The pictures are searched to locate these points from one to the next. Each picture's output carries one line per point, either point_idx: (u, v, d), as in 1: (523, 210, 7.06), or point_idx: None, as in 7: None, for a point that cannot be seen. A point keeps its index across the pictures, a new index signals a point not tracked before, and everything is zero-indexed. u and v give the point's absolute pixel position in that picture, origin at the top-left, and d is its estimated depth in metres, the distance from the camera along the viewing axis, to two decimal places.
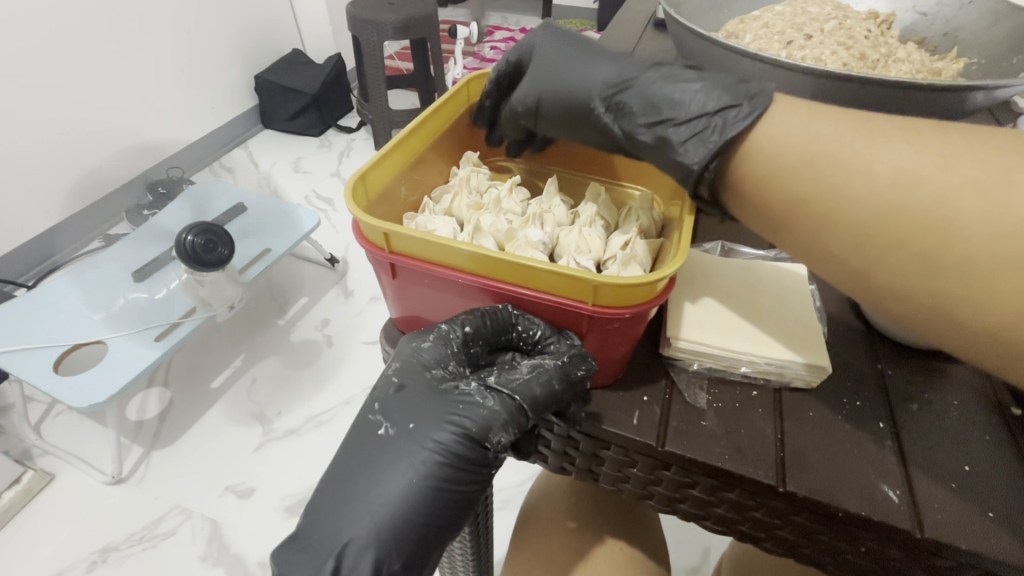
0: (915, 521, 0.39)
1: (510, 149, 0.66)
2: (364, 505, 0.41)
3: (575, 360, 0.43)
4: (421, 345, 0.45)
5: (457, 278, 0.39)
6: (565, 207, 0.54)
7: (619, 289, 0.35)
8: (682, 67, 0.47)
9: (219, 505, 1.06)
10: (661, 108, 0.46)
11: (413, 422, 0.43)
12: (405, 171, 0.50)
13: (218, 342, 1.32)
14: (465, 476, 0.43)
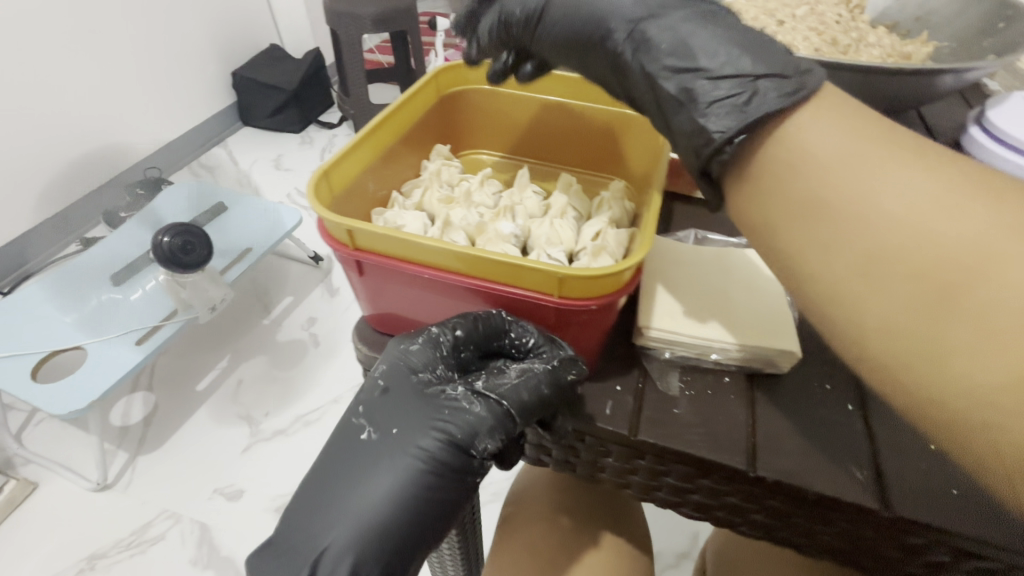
0: (883, 501, 0.39)
1: (483, 141, 0.64)
2: (344, 510, 0.40)
3: (566, 364, 0.43)
4: (410, 348, 0.44)
5: (424, 274, 0.39)
6: (537, 198, 0.53)
7: (583, 280, 0.35)
8: (724, 19, 0.42)
9: (207, 509, 1.05)
10: (699, 57, 0.40)
11: (397, 427, 0.41)
12: (372, 165, 0.49)
13: (202, 345, 1.30)
14: (448, 485, 0.41)
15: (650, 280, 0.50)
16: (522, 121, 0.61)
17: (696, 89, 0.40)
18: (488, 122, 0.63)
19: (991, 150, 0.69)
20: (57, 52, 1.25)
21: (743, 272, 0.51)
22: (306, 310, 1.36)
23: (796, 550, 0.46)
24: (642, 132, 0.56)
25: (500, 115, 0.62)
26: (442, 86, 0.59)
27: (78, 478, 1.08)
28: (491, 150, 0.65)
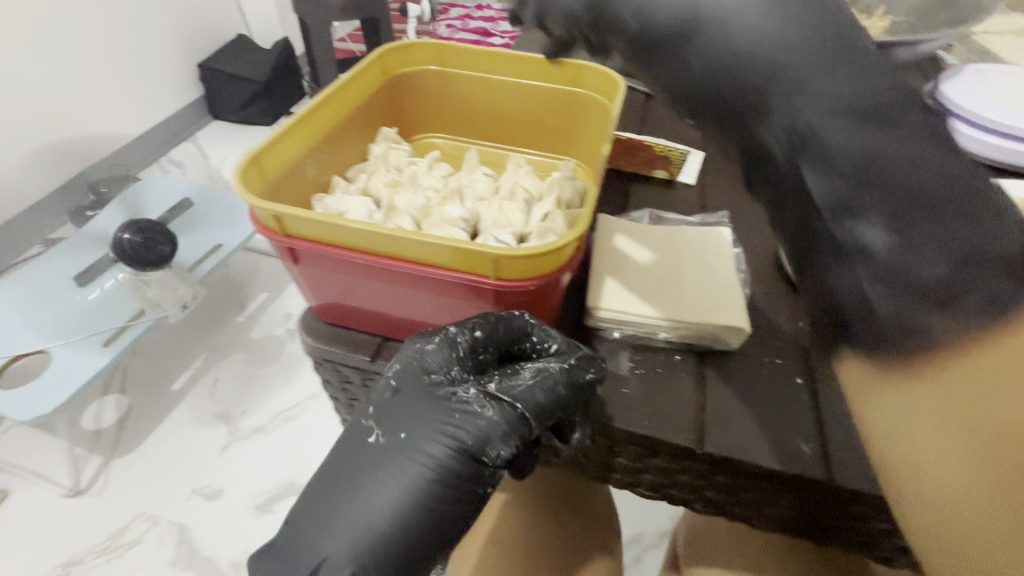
0: (827, 471, 0.40)
1: (435, 124, 0.63)
2: (347, 519, 0.38)
3: (582, 364, 0.42)
4: (423, 348, 0.42)
5: (357, 259, 0.38)
6: (487, 180, 0.52)
7: (518, 260, 0.34)
8: (925, 113, 0.28)
9: (186, 509, 1.03)
10: (893, 194, 0.28)
11: (404, 431, 0.40)
12: (309, 149, 0.47)
13: (173, 344, 1.27)
14: (458, 494, 0.39)
15: (602, 260, 0.49)
16: (471, 103, 0.60)
17: (867, 239, 0.29)
18: (438, 105, 0.61)
19: (952, 124, 0.69)
20: (7, 46, 1.18)
21: (696, 251, 0.51)
22: (281, 305, 1.34)
23: (749, 523, 0.47)
24: (593, 109, 0.56)
25: (450, 97, 0.60)
26: (387, 68, 0.57)
27: (51, 486, 1.05)
28: (443, 133, 0.63)
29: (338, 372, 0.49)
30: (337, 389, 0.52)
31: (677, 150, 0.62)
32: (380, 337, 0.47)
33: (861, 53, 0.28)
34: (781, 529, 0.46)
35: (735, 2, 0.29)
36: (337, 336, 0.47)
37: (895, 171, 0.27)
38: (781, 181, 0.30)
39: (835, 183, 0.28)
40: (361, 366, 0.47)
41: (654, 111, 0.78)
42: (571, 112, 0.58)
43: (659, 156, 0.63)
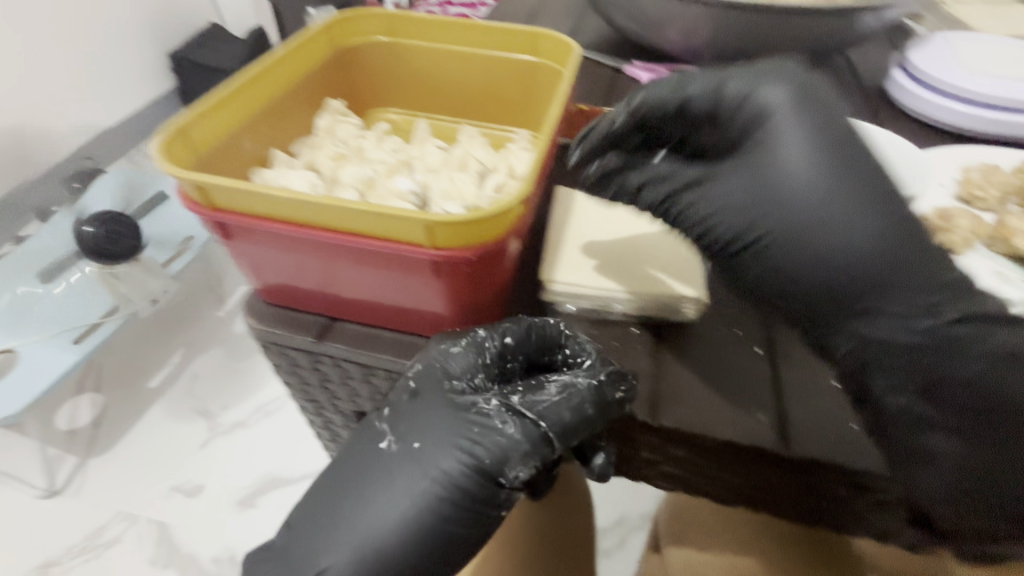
0: (783, 442, 0.39)
1: (392, 98, 0.60)
2: (354, 522, 0.39)
3: (611, 381, 0.39)
4: (448, 352, 0.41)
5: (283, 231, 0.36)
6: (439, 153, 0.50)
7: (453, 226, 0.32)
8: (976, 331, 0.35)
9: (166, 506, 1.00)
10: (954, 388, 0.35)
11: (418, 440, 0.39)
12: (245, 121, 0.45)
13: (148, 337, 1.21)
14: (470, 513, 0.39)
15: (559, 234, 0.48)
16: (427, 75, 0.57)
17: (936, 442, 0.37)
18: (392, 77, 0.58)
19: (922, 95, 0.66)
20: None
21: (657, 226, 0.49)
22: None
23: (715, 499, 0.47)
24: (552, 78, 0.53)
25: (404, 69, 0.57)
26: (336, 37, 0.55)
27: (25, 487, 1.02)
28: (400, 108, 0.60)
29: (285, 355, 0.47)
30: (289, 373, 0.50)
31: None
32: (326, 318, 0.45)
33: (916, 237, 0.35)
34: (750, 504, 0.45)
35: (833, 245, 0.36)
36: (280, 317, 0.45)
37: (973, 355, 0.35)
38: (848, 371, 0.39)
39: (894, 377, 0.37)
40: (306, 347, 0.45)
41: (623, 81, 0.74)
42: (531, 82, 0.55)
43: None
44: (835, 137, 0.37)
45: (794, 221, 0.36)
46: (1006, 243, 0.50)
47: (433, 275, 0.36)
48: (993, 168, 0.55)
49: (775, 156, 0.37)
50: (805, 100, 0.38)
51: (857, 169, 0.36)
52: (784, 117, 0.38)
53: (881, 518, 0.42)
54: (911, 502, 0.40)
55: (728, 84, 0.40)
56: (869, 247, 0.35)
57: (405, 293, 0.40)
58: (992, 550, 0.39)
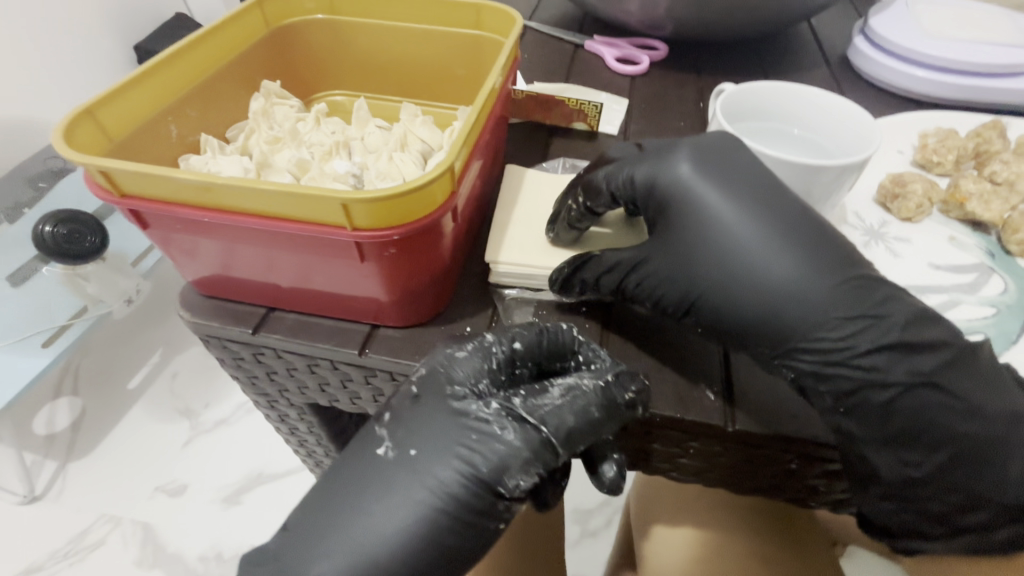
0: (728, 418, 0.38)
1: (337, 78, 0.58)
2: (348, 536, 0.35)
3: (620, 382, 0.37)
4: (454, 357, 0.39)
5: (198, 218, 0.34)
6: (380, 132, 0.48)
7: (371, 205, 0.31)
8: (912, 356, 0.35)
9: (150, 508, 0.97)
10: (871, 412, 0.35)
11: (416, 448, 0.37)
12: (166, 106, 0.43)
13: (127, 335, 1.17)
14: (469, 526, 0.36)
15: (506, 213, 0.46)
16: (369, 54, 0.56)
17: (881, 467, 0.36)
18: (335, 56, 0.56)
19: (881, 62, 0.64)
20: None
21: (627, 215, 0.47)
22: None
23: (667, 475, 0.46)
24: (494, 52, 0.52)
25: (345, 48, 0.56)
26: (270, 17, 0.52)
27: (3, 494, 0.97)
28: (345, 89, 0.59)
29: (227, 349, 0.46)
30: (234, 367, 0.48)
31: (591, 103, 0.57)
32: (266, 307, 0.44)
33: (842, 272, 0.36)
34: (702, 480, 0.45)
35: (774, 280, 0.36)
36: (218, 309, 0.44)
37: (889, 385, 0.35)
38: (804, 409, 0.38)
39: (826, 400, 0.36)
40: (245, 339, 0.43)
41: (583, 56, 0.72)
42: (476, 57, 0.53)
43: (574, 110, 0.58)
44: (745, 190, 0.38)
45: (727, 280, 0.37)
46: (960, 208, 0.49)
47: (356, 257, 0.35)
48: (950, 132, 0.54)
49: (699, 221, 0.38)
50: (709, 165, 0.39)
51: (769, 210, 0.37)
52: (695, 185, 0.39)
53: (828, 489, 0.41)
54: (853, 486, 0.39)
55: (637, 163, 0.41)
56: (796, 298, 0.36)
57: (334, 279, 0.38)
58: (909, 535, 0.39)
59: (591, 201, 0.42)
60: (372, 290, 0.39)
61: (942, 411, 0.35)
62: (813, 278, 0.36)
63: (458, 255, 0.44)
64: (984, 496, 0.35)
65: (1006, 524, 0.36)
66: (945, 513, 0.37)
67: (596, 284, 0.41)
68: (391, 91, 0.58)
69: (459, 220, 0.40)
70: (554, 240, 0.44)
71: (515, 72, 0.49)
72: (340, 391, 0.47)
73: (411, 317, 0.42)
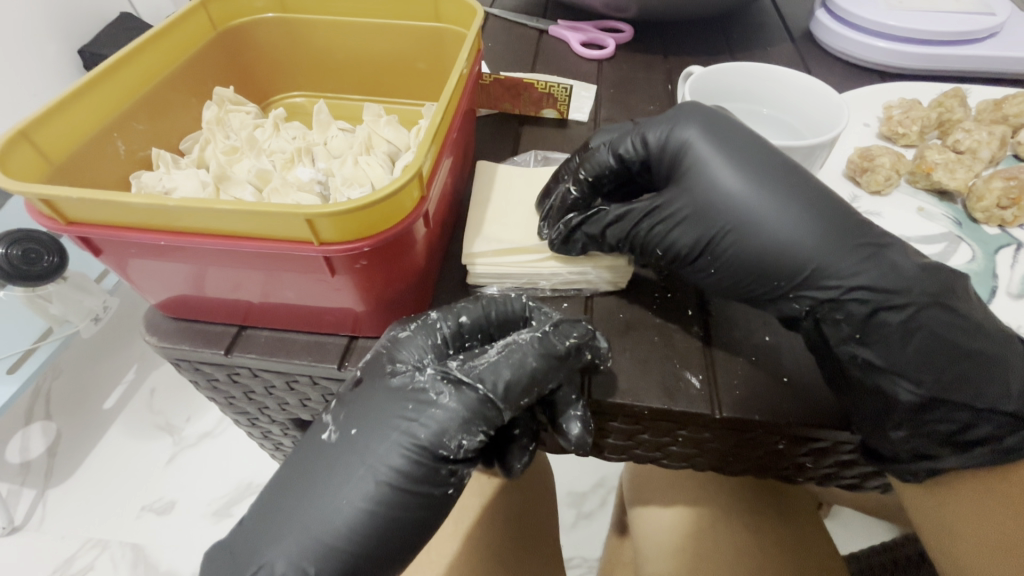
0: (714, 404, 0.38)
1: (296, 78, 0.56)
2: (299, 517, 0.35)
3: (558, 332, 0.37)
4: (397, 338, 0.38)
5: (147, 242, 0.33)
6: (342, 135, 0.47)
7: (336, 218, 0.30)
8: (926, 279, 0.35)
9: (138, 528, 0.94)
10: (890, 335, 0.35)
11: (357, 426, 0.36)
12: (110, 122, 0.41)
13: (98, 352, 1.12)
14: (418, 498, 0.36)
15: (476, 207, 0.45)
16: (325, 52, 0.53)
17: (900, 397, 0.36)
18: (289, 57, 0.54)
19: (846, 35, 0.64)
20: None
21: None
22: None
23: (657, 463, 0.46)
24: (456, 44, 0.50)
25: (300, 47, 0.53)
26: (216, 19, 0.50)
27: None
28: (304, 90, 0.57)
29: (200, 371, 0.44)
30: (209, 389, 0.47)
31: (560, 86, 0.56)
32: (237, 326, 0.42)
33: (844, 225, 0.36)
34: (693, 465, 0.45)
35: (782, 233, 0.36)
36: (188, 331, 0.42)
37: (904, 307, 0.35)
38: (812, 376, 0.39)
39: (843, 329, 0.36)
40: (217, 361, 0.42)
41: (548, 43, 0.71)
42: (438, 49, 0.51)
43: (543, 95, 0.57)
44: (749, 151, 0.38)
45: (734, 235, 0.37)
46: (927, 178, 0.50)
47: (325, 272, 0.34)
48: (914, 103, 0.54)
49: (704, 180, 0.38)
50: (715, 129, 0.39)
51: (773, 167, 0.37)
52: (703, 147, 0.38)
53: (816, 464, 0.41)
54: (857, 438, 0.38)
55: (649, 124, 0.40)
56: (797, 254, 0.36)
57: (305, 293, 0.37)
58: (922, 459, 0.37)
59: (605, 165, 0.41)
60: (345, 302, 0.37)
61: (948, 329, 0.35)
62: (820, 227, 0.36)
63: (433, 259, 0.42)
64: (977, 404, 0.34)
65: (1012, 431, 0.34)
66: (953, 434, 0.35)
67: (605, 240, 0.41)
68: (352, 91, 0.56)
69: (431, 223, 0.38)
70: (543, 234, 0.42)
71: (480, 64, 0.47)
72: (322, 405, 0.46)
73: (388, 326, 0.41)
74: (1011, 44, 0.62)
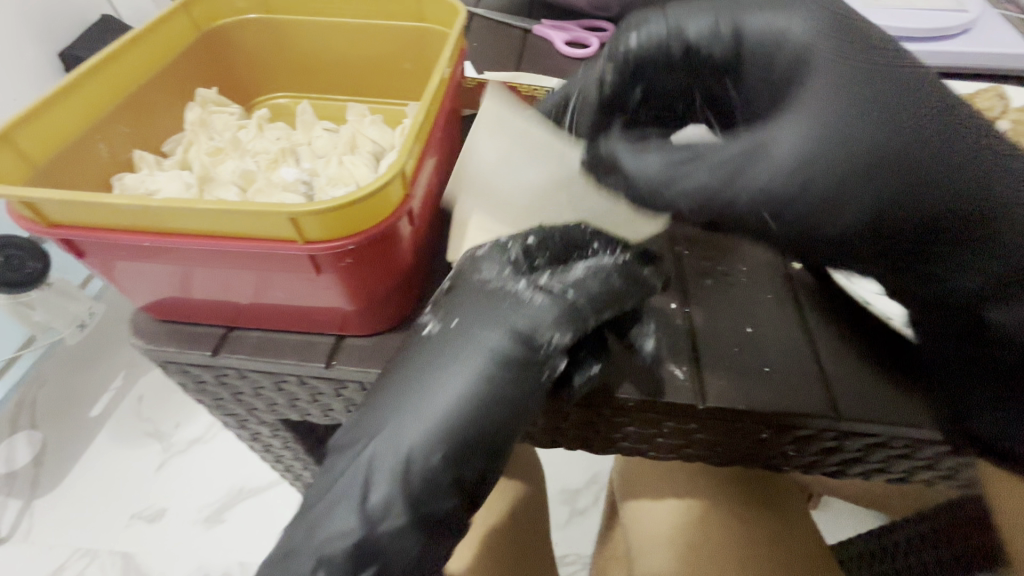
0: (699, 394, 0.39)
1: (281, 80, 0.55)
2: (404, 406, 0.36)
3: (637, 259, 0.39)
4: (476, 256, 0.38)
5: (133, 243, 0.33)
6: (327, 135, 0.47)
7: (320, 216, 0.30)
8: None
9: (127, 536, 0.93)
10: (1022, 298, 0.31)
11: (455, 321, 0.37)
12: (92, 123, 0.41)
13: (82, 360, 1.10)
14: (507, 400, 0.35)
15: (462, 166, 0.41)
16: (310, 53, 0.53)
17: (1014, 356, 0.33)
18: (273, 58, 0.54)
19: None
20: None
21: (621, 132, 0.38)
22: None
23: (644, 454, 0.46)
24: (441, 46, 0.50)
25: (285, 48, 0.53)
26: (198, 20, 0.50)
27: None
28: (289, 91, 0.56)
29: (187, 374, 0.44)
30: (196, 391, 0.47)
31: (542, 89, 0.57)
32: (224, 327, 0.42)
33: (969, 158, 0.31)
34: (679, 457, 0.45)
35: (911, 151, 0.30)
36: (174, 333, 0.42)
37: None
38: (802, 364, 0.40)
39: (965, 292, 0.32)
40: (204, 363, 0.42)
41: (532, 42, 0.71)
42: (423, 52, 0.51)
43: (527, 95, 0.58)
44: (866, 60, 0.31)
45: (849, 168, 0.30)
46: None
47: (310, 271, 0.34)
48: None
49: (814, 93, 0.31)
50: (825, 24, 0.33)
51: (896, 88, 0.31)
52: (816, 47, 0.32)
53: (800, 453, 0.41)
54: (841, 426, 0.38)
55: (696, 41, 0.36)
56: (935, 196, 0.30)
57: (291, 292, 0.37)
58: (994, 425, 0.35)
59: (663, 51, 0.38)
60: (331, 301, 0.37)
61: None
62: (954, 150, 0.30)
63: (421, 255, 0.42)
64: None
65: None
66: None
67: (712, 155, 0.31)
68: (337, 91, 0.56)
69: (417, 221, 0.39)
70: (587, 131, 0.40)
71: (464, 63, 0.47)
72: (310, 405, 0.46)
73: (377, 325, 0.41)
74: (983, 40, 0.64)
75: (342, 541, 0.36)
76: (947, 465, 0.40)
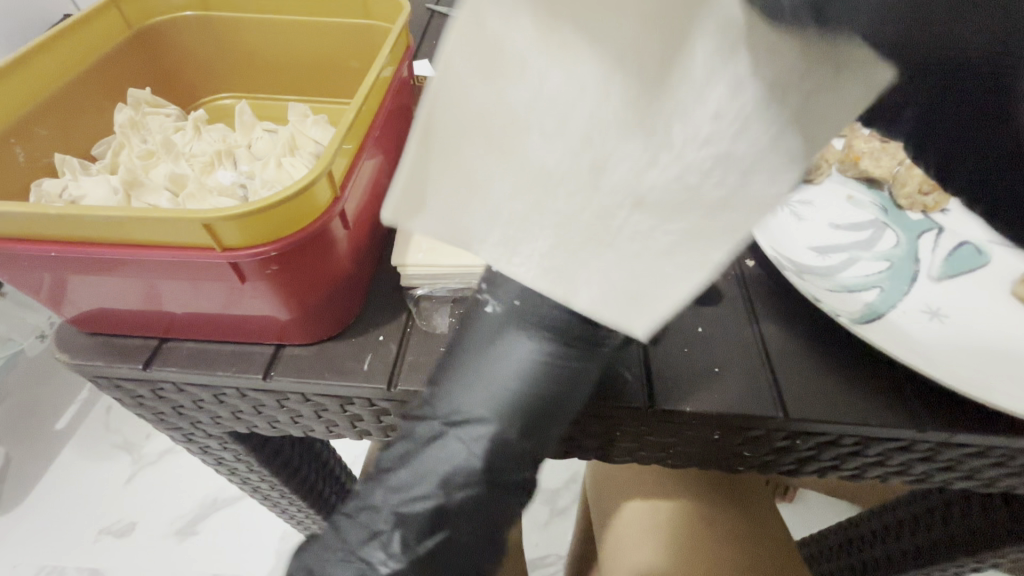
0: (648, 396, 0.38)
1: (224, 80, 0.53)
2: (475, 384, 0.31)
3: None
4: None
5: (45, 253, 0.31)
6: (268, 136, 0.45)
7: (236, 221, 0.29)
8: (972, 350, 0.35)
9: (94, 553, 0.90)
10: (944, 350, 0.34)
11: (519, 295, 0.31)
12: (7, 126, 0.38)
13: (44, 373, 1.06)
14: (575, 376, 0.31)
15: None
16: (252, 51, 0.51)
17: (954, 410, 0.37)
18: (215, 58, 0.52)
19: None
20: None
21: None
22: None
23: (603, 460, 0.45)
24: (382, 41, 0.48)
25: (226, 48, 0.51)
26: (131, 19, 0.48)
27: None
28: (233, 92, 0.54)
29: (122, 388, 0.42)
30: (136, 406, 0.44)
31: None
32: (158, 339, 0.40)
33: None
34: (636, 459, 0.44)
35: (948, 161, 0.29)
36: (105, 346, 0.40)
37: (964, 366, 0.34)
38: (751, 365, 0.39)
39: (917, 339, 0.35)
40: (138, 376, 0.40)
41: None
42: (367, 47, 0.50)
43: None
44: None
45: None
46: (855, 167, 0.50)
47: (236, 279, 0.32)
48: None
49: None
50: None
51: None
52: None
53: (755, 453, 0.41)
54: (787, 425, 0.37)
55: None
56: None
57: (220, 301, 0.35)
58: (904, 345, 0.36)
59: None
60: (265, 310, 0.36)
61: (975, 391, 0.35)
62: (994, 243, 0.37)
63: (365, 261, 0.41)
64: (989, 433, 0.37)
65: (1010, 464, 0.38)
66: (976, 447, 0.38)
67: None
68: (284, 91, 0.54)
69: (355, 226, 0.38)
70: None
71: (411, 61, 0.46)
72: (257, 417, 0.44)
73: (317, 333, 0.39)
74: None
75: (418, 503, 0.32)
76: (898, 460, 0.40)
